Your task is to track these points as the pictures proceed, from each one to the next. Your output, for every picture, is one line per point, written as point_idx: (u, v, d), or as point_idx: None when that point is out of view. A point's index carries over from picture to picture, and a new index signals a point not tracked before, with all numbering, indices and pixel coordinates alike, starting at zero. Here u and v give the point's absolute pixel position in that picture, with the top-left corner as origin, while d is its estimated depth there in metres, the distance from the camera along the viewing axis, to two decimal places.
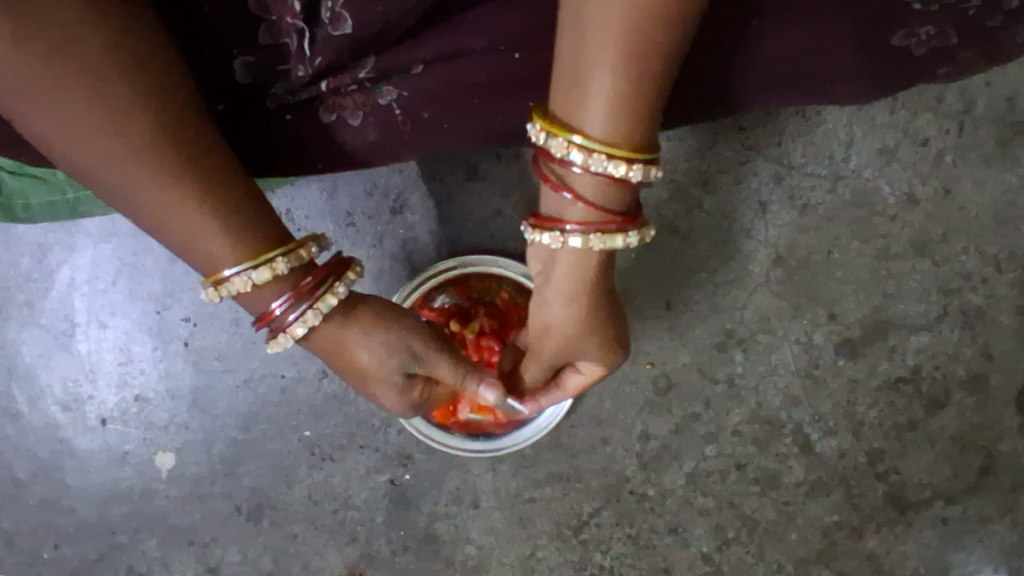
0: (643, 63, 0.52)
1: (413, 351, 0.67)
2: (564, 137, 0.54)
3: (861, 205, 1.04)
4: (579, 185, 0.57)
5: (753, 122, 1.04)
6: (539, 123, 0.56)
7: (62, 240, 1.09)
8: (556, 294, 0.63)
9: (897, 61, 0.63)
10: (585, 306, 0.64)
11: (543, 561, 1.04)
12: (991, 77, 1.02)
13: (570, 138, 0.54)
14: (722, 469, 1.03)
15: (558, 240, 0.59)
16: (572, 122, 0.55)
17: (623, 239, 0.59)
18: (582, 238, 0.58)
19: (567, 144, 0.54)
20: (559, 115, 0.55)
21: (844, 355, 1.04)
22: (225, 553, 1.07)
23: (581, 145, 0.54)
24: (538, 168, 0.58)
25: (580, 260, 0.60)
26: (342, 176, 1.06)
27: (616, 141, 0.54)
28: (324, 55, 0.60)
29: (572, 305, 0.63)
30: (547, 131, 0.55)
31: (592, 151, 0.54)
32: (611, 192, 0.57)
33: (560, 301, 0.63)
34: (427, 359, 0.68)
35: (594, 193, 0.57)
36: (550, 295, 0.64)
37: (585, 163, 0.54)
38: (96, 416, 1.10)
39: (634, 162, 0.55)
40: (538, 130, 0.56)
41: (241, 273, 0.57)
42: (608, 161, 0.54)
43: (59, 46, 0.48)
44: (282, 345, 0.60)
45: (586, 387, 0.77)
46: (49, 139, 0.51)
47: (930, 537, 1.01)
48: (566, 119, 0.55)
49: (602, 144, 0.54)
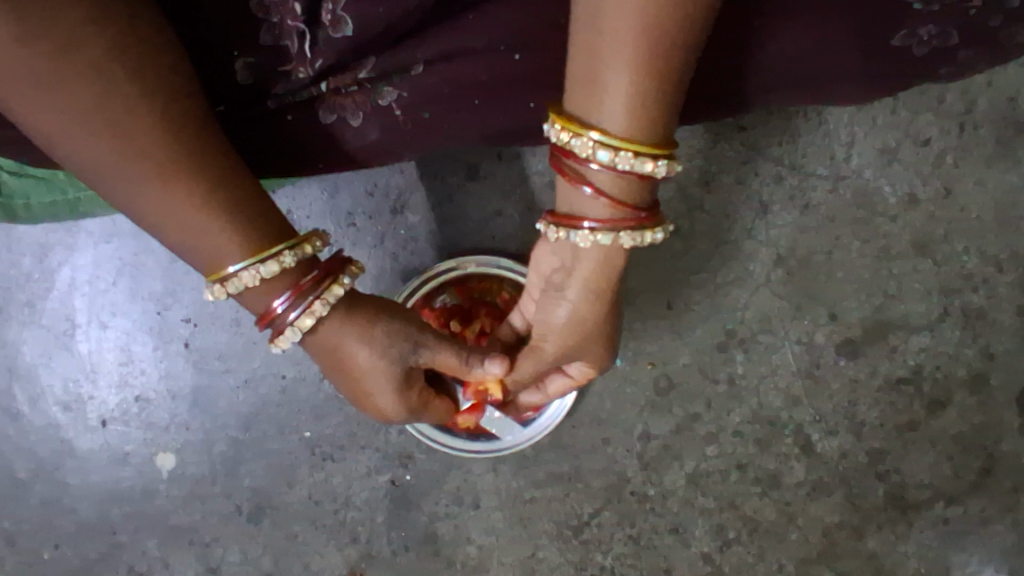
0: (660, 60, 0.52)
1: (413, 339, 0.67)
2: (586, 135, 0.54)
3: (861, 205, 1.04)
4: (601, 182, 0.56)
5: (754, 122, 1.03)
6: (558, 122, 0.55)
7: (62, 239, 1.09)
8: (577, 292, 0.63)
9: (898, 61, 0.63)
10: (602, 305, 0.64)
11: (544, 561, 1.04)
12: (992, 77, 1.02)
13: (590, 135, 0.54)
14: (722, 470, 1.03)
15: (587, 239, 0.58)
16: (592, 119, 0.54)
17: (650, 235, 0.58)
18: (613, 235, 0.58)
19: (590, 143, 0.54)
20: (577, 112, 0.55)
21: (845, 355, 1.04)
22: (225, 553, 1.07)
23: (604, 143, 0.54)
24: (556, 167, 0.58)
25: (606, 257, 0.60)
26: (342, 176, 1.06)
27: (637, 137, 0.54)
28: (324, 57, 0.61)
29: (590, 303, 0.63)
30: (568, 130, 0.55)
31: (617, 149, 0.54)
32: (634, 187, 0.57)
33: (581, 297, 0.63)
34: (428, 349, 0.68)
35: (618, 189, 0.57)
36: (570, 291, 0.63)
37: (611, 161, 0.54)
38: (97, 416, 1.10)
39: (658, 158, 0.55)
40: (559, 129, 0.55)
41: (248, 268, 0.56)
42: (634, 158, 0.54)
43: (64, 46, 0.48)
44: (288, 340, 0.60)
45: (579, 386, 0.78)
46: (51, 137, 0.51)
47: (931, 537, 1.01)
48: (584, 116, 0.55)
49: (623, 141, 0.54)
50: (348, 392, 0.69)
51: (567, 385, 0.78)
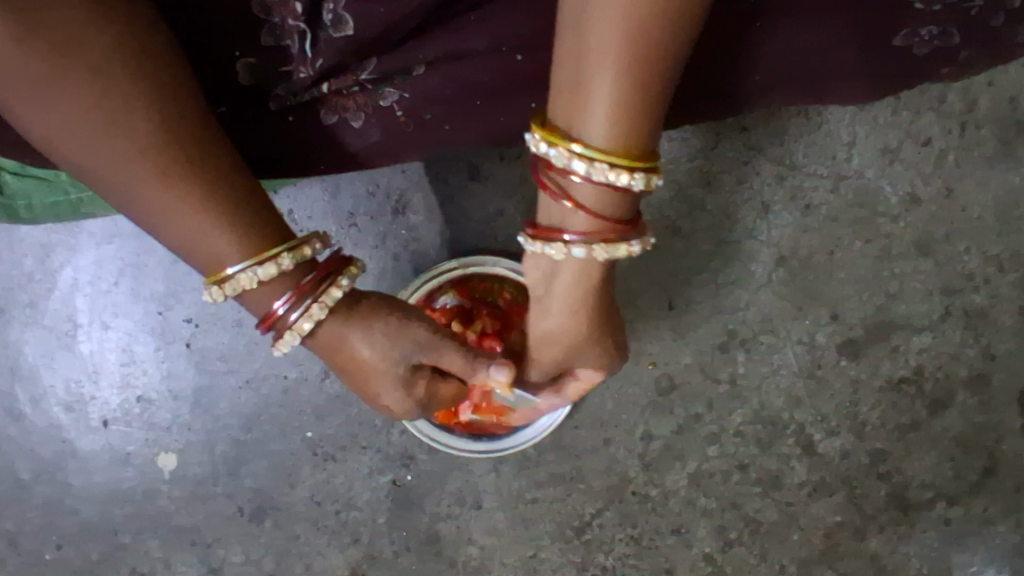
0: (646, 67, 0.52)
1: (417, 339, 0.66)
2: (564, 146, 0.54)
3: (863, 205, 1.04)
4: (579, 194, 0.56)
5: (755, 122, 1.04)
6: (538, 132, 0.56)
7: (64, 240, 1.09)
8: (562, 300, 0.63)
9: (898, 61, 0.63)
10: (591, 313, 0.64)
11: (545, 561, 1.04)
12: (993, 77, 1.02)
13: (569, 146, 0.54)
14: (723, 470, 1.03)
15: (561, 251, 0.58)
16: (572, 129, 0.55)
17: (626, 248, 0.58)
18: (586, 249, 0.58)
19: (568, 154, 0.54)
20: (560, 121, 0.56)
21: (847, 355, 1.04)
22: (227, 553, 1.07)
23: (582, 154, 0.54)
24: (536, 175, 0.58)
25: (585, 270, 0.60)
26: (344, 177, 1.06)
27: (616, 149, 0.54)
28: (325, 57, 0.60)
29: (577, 313, 0.64)
30: (547, 141, 0.55)
31: (594, 161, 0.54)
32: (613, 201, 0.57)
33: (566, 307, 0.64)
34: (433, 348, 0.68)
35: (595, 202, 0.56)
36: (554, 303, 0.64)
37: (587, 173, 0.54)
38: (99, 416, 1.10)
39: (636, 171, 0.55)
40: (538, 139, 0.56)
41: (247, 270, 0.57)
42: (610, 171, 0.54)
43: (62, 45, 0.48)
44: (289, 343, 0.60)
45: (591, 386, 0.77)
46: (52, 139, 0.51)
47: (933, 537, 1.01)
48: (565, 127, 0.55)
49: (601, 153, 0.54)
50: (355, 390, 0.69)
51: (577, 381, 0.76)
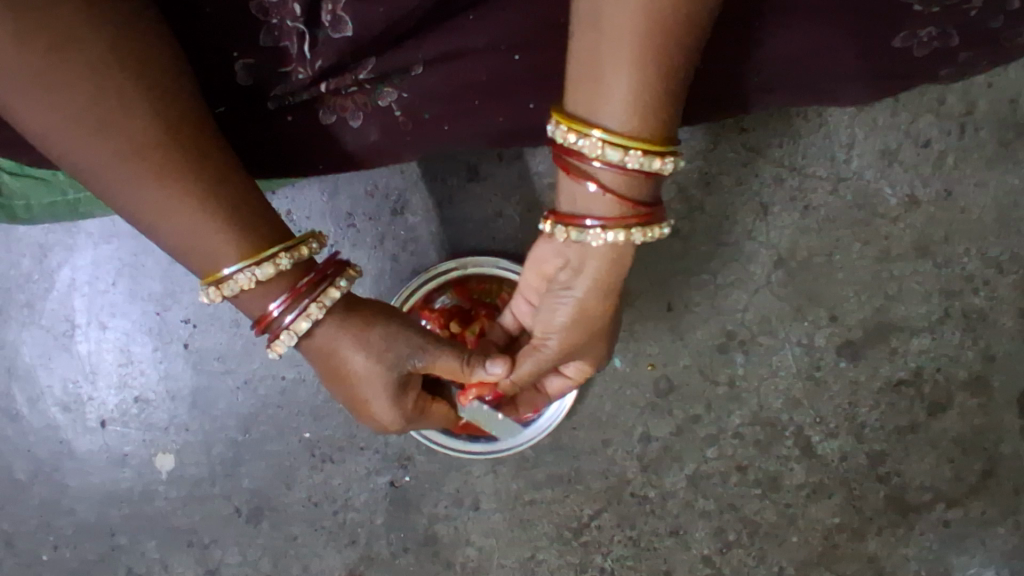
0: (663, 61, 0.52)
1: (407, 348, 0.66)
2: (594, 135, 0.54)
3: (861, 206, 1.03)
4: (611, 181, 0.56)
5: (754, 123, 1.03)
6: (563, 123, 0.55)
7: (62, 240, 1.08)
8: (583, 285, 0.62)
9: (897, 62, 0.63)
10: (606, 303, 0.63)
11: (543, 563, 1.04)
12: (994, 78, 1.00)
13: (597, 135, 0.54)
14: (722, 472, 1.03)
15: (599, 237, 0.57)
16: (597, 118, 0.54)
17: (659, 230, 0.58)
18: (625, 232, 0.57)
19: (598, 143, 0.54)
20: (581, 113, 0.55)
21: (845, 356, 1.03)
22: (225, 554, 1.07)
23: (615, 142, 0.54)
24: (560, 165, 0.58)
25: (617, 256, 0.59)
26: (342, 177, 1.06)
27: (647, 136, 0.54)
28: (325, 57, 0.60)
29: (598, 297, 0.63)
30: (574, 131, 0.54)
31: (627, 148, 0.54)
32: (642, 186, 0.57)
33: (584, 290, 0.62)
34: (427, 355, 0.67)
35: (627, 187, 0.56)
36: (573, 287, 0.63)
37: (622, 161, 0.54)
38: (96, 416, 1.09)
39: (667, 156, 0.55)
40: (564, 130, 0.55)
41: (243, 271, 0.56)
42: (644, 157, 0.54)
43: (59, 47, 0.48)
44: (284, 345, 0.60)
45: (579, 381, 0.77)
46: (50, 139, 0.51)
47: (931, 539, 1.02)
48: (588, 116, 0.55)
49: (634, 141, 0.54)
50: (343, 399, 0.68)
51: (573, 378, 0.76)
